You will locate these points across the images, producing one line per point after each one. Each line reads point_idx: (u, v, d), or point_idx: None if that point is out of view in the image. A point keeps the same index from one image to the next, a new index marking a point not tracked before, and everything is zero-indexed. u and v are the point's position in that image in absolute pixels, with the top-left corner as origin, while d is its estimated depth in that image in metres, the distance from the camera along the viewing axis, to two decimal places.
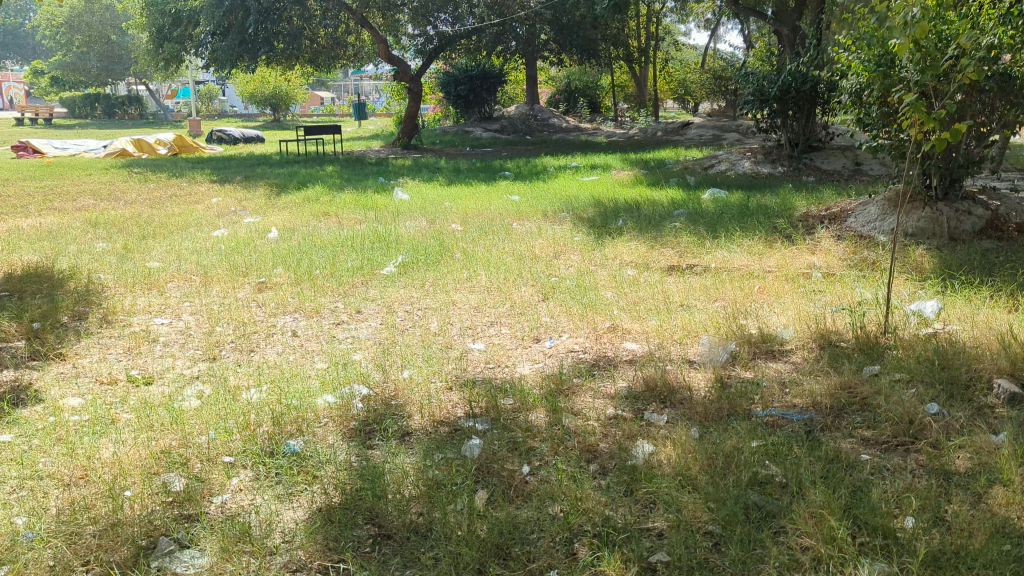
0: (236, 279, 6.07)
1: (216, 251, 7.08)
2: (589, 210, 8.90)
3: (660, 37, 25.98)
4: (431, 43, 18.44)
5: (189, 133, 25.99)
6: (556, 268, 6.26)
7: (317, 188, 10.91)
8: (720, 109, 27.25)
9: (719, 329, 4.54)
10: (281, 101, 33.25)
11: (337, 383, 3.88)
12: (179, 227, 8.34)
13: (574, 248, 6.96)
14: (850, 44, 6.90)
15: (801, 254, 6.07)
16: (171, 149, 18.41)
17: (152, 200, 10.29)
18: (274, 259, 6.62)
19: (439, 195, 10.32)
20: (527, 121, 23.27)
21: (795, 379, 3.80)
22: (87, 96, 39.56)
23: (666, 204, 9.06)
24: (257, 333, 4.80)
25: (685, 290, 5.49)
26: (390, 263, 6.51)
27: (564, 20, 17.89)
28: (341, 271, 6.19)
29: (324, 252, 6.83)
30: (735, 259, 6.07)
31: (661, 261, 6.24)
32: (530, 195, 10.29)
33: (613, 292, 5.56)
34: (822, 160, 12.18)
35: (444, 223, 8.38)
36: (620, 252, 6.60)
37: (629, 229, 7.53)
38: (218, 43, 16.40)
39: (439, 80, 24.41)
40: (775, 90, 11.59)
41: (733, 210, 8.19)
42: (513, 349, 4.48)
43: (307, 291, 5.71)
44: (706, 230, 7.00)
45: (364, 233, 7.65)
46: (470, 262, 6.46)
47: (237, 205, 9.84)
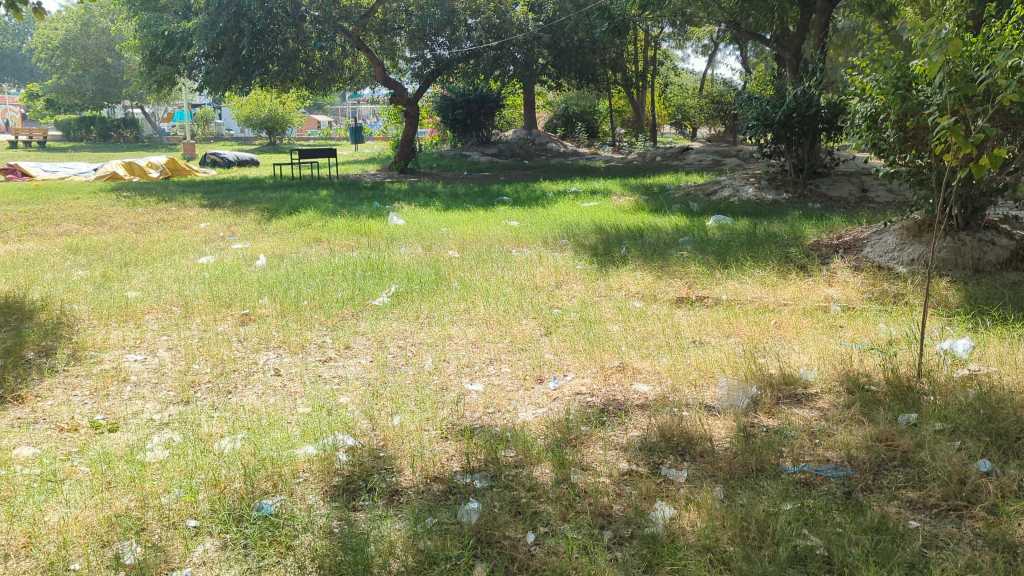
0: (219, 310, 5.72)
1: (200, 280, 6.73)
2: (590, 237, 8.59)
3: (658, 62, 25.86)
4: (428, 67, 18.12)
5: (183, 156, 25.75)
6: (558, 299, 5.93)
7: (310, 213, 10.60)
8: (719, 134, 27.08)
9: (737, 370, 4.20)
10: (277, 124, 33.09)
11: (321, 430, 3.52)
12: (164, 253, 8.01)
13: (576, 277, 6.63)
14: (865, 67, 6.60)
15: (817, 286, 5.75)
16: (163, 173, 18.12)
17: (138, 225, 9.96)
18: (261, 288, 6.28)
19: (435, 220, 10.00)
20: (525, 145, 23.05)
21: (826, 428, 3.45)
22: (82, 118, 39.33)
23: (670, 230, 8.76)
24: (236, 372, 4.44)
25: (697, 324, 5.15)
26: (384, 292, 6.17)
27: (563, 44, 18.19)
28: (330, 302, 5.85)
29: (313, 280, 6.50)
30: (747, 291, 5.74)
31: (669, 291, 5.91)
32: (529, 221, 9.97)
33: (620, 325, 5.23)
34: (828, 186, 11.88)
35: (440, 250, 8.06)
36: (625, 282, 6.27)
37: (633, 258, 7.21)
38: (211, 65, 16.14)
39: (436, 104, 24.22)
40: (780, 115, 11.32)
41: (740, 238, 7.89)
42: (514, 391, 4.13)
43: (294, 324, 5.37)
44: (714, 259, 6.68)
45: (357, 260, 7.31)
46: (467, 292, 6.13)
47: (226, 230, 9.52)
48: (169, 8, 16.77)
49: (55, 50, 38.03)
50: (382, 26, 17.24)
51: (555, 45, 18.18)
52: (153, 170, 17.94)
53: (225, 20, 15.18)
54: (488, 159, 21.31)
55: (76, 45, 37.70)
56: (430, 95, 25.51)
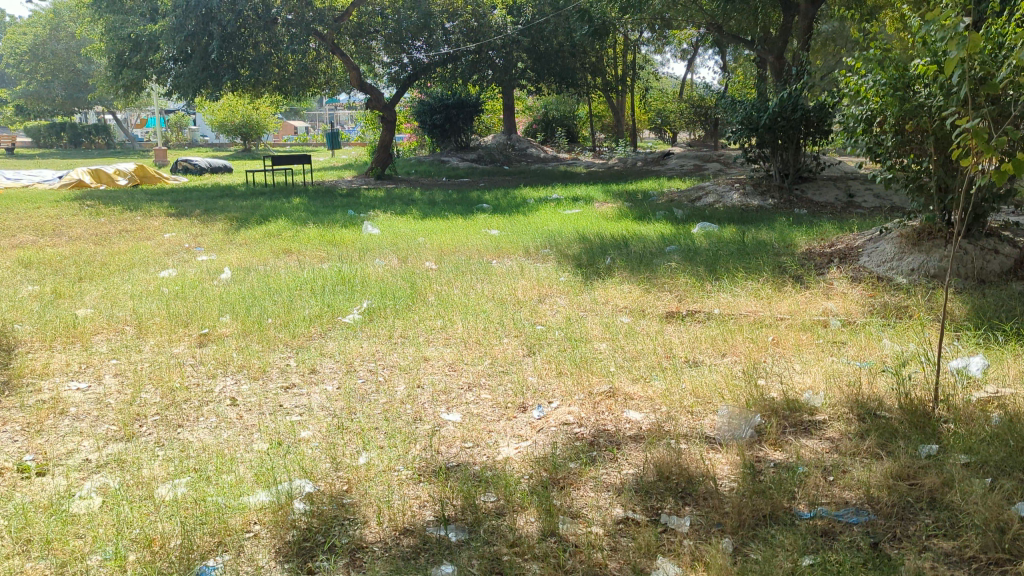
0: (177, 330, 5.31)
1: (159, 296, 6.30)
2: (574, 246, 8.25)
3: (638, 66, 25.65)
4: (406, 71, 17.70)
5: (155, 163, 25.18)
6: (541, 315, 5.57)
7: (281, 222, 10.19)
8: (700, 138, 26.89)
9: (737, 395, 3.85)
10: (252, 130, 32.56)
11: (277, 472, 3.13)
12: (123, 266, 7.57)
13: (559, 291, 6.28)
14: (861, 69, 6.30)
15: (815, 298, 5.43)
16: (131, 180, 17.57)
17: (99, 236, 9.48)
18: (222, 304, 5.86)
19: (412, 229, 9.61)
20: (505, 151, 22.73)
21: (841, 464, 3.10)
22: (53, 124, 38.58)
23: (656, 239, 8.44)
24: (188, 402, 4.03)
25: (690, 343, 4.81)
26: (355, 309, 5.79)
27: (542, 47, 17.82)
28: (296, 320, 5.45)
29: (279, 296, 6.10)
30: (740, 306, 5.41)
31: (658, 306, 5.57)
32: (510, 230, 9.61)
33: (607, 344, 4.88)
34: (814, 192, 11.56)
35: (416, 261, 7.67)
36: (611, 295, 5.92)
37: (619, 269, 6.86)
38: (180, 70, 15.67)
39: (414, 109, 23.84)
40: (766, 118, 11.04)
41: (729, 247, 7.57)
42: (493, 421, 3.75)
43: (257, 345, 4.97)
44: (703, 270, 6.35)
45: (327, 273, 6.91)
46: (444, 307, 5.75)
47: (191, 241, 9.08)
48: (135, 11, 16.24)
49: (23, 55, 36.98)
50: (358, 29, 16.83)
51: (534, 48, 17.78)
52: (121, 177, 17.39)
53: (194, 23, 14.73)
54: (468, 165, 20.95)
55: (46, 50, 36.83)
56: (408, 100, 25.12)
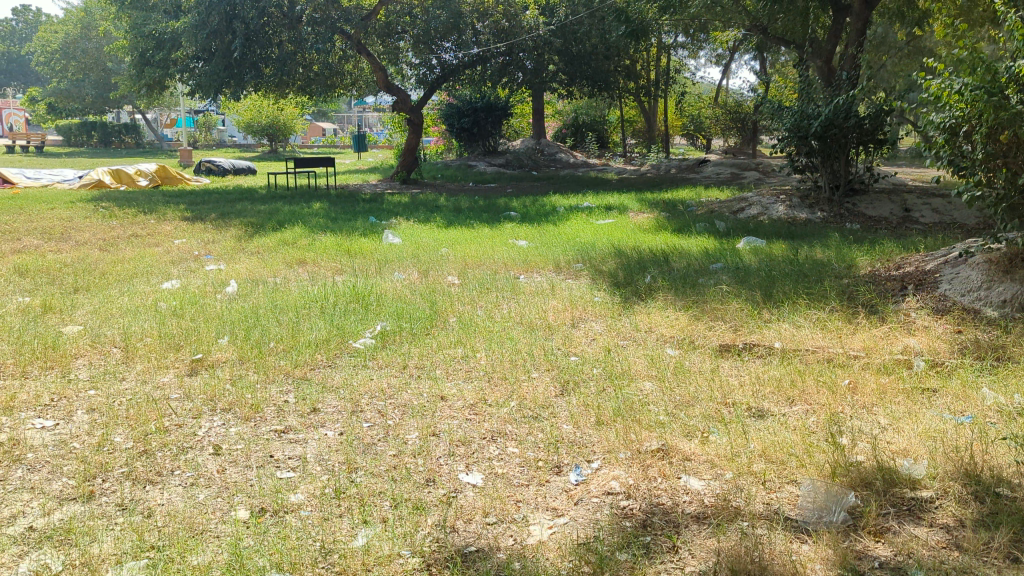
0: (168, 354, 4.72)
1: (156, 311, 5.73)
2: (609, 261, 7.59)
3: (674, 70, 24.91)
4: (434, 73, 17.09)
5: (180, 162, 24.86)
6: (577, 343, 4.93)
7: (298, 228, 9.63)
8: (735, 145, 26.12)
9: (818, 461, 3.18)
10: (278, 130, 32.27)
11: (254, 558, 2.52)
12: (124, 276, 7.01)
13: (595, 314, 5.63)
14: (944, 71, 5.58)
15: (892, 334, 4.73)
16: (152, 181, 17.16)
17: (104, 241, 8.97)
18: (221, 324, 5.27)
19: (435, 239, 9.01)
20: (534, 156, 22.13)
21: (966, 569, 2.44)
22: (83, 123, 38.65)
23: (699, 255, 7.76)
24: (164, 450, 3.42)
25: (751, 386, 4.14)
26: (367, 332, 5.18)
27: (575, 49, 17.23)
28: (302, 345, 4.85)
29: (284, 315, 5.50)
30: (805, 340, 4.72)
31: (710, 337, 4.90)
32: (539, 241, 8.98)
33: (654, 384, 4.21)
34: (866, 205, 10.77)
35: (438, 276, 7.06)
36: (655, 322, 5.26)
37: (661, 291, 6.20)
38: (203, 68, 15.23)
39: (442, 112, 23.31)
40: (817, 126, 10.30)
41: (782, 266, 6.86)
42: (521, 486, 3.11)
43: (256, 377, 4.37)
44: (759, 295, 5.66)
45: (340, 288, 6.32)
46: (467, 332, 5.12)
47: (201, 248, 8.53)
48: (159, 7, 15.82)
49: (54, 53, 37.27)
50: (385, 29, 16.38)
51: (566, 51, 17.22)
52: (142, 178, 16.99)
53: (217, 19, 14.26)
54: (495, 170, 20.37)
55: (76, 49, 36.75)
56: (436, 102, 24.58)
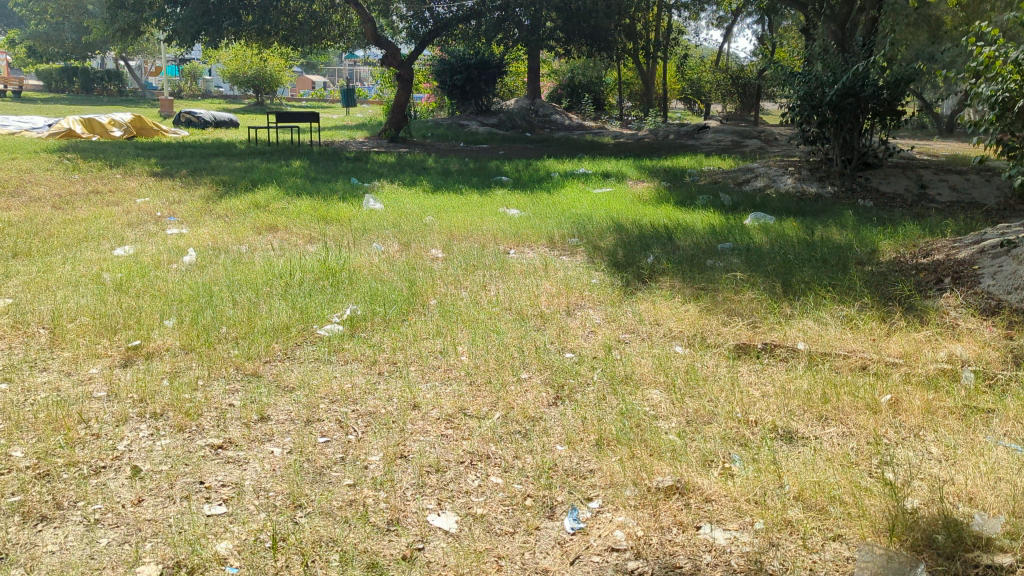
0: (101, 340, 4.08)
1: (97, 284, 5.06)
2: (607, 236, 6.98)
3: (675, 32, 24.07)
4: (425, 26, 16.57)
5: (161, 113, 23.95)
6: (572, 338, 4.33)
7: (272, 188, 8.95)
8: (735, 111, 25.41)
9: (869, 510, 2.60)
10: (265, 82, 31.19)
11: None
12: (72, 239, 6.32)
13: (593, 302, 5.03)
14: (999, 36, 4.92)
15: (933, 337, 4.14)
16: (127, 132, 16.29)
17: (60, 198, 8.23)
18: (168, 303, 4.63)
19: (419, 205, 8.33)
20: (528, 116, 21.35)
21: None
22: (64, 68, 37.51)
23: (704, 232, 7.16)
24: (72, 472, 2.81)
25: (776, 398, 3.55)
26: (335, 317, 4.56)
27: (574, 6, 15.98)
28: (257, 333, 4.22)
29: (242, 294, 4.86)
30: (834, 342, 4.13)
31: (724, 334, 4.30)
32: (532, 210, 8.35)
33: (663, 393, 3.62)
34: (880, 180, 10.15)
35: (420, 249, 6.44)
36: (661, 314, 4.66)
37: (667, 275, 5.58)
38: (179, 13, 14.35)
39: (434, 68, 22.45)
40: (833, 94, 9.60)
41: (797, 249, 6.24)
42: (504, 535, 2.52)
43: (199, 371, 3.75)
44: (777, 284, 5.05)
45: (309, 261, 5.68)
46: (449, 321, 4.50)
47: (165, 209, 7.85)
48: None
49: None
50: None
51: (565, 8, 16.08)
52: (116, 128, 16.11)
53: None
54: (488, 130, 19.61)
55: None
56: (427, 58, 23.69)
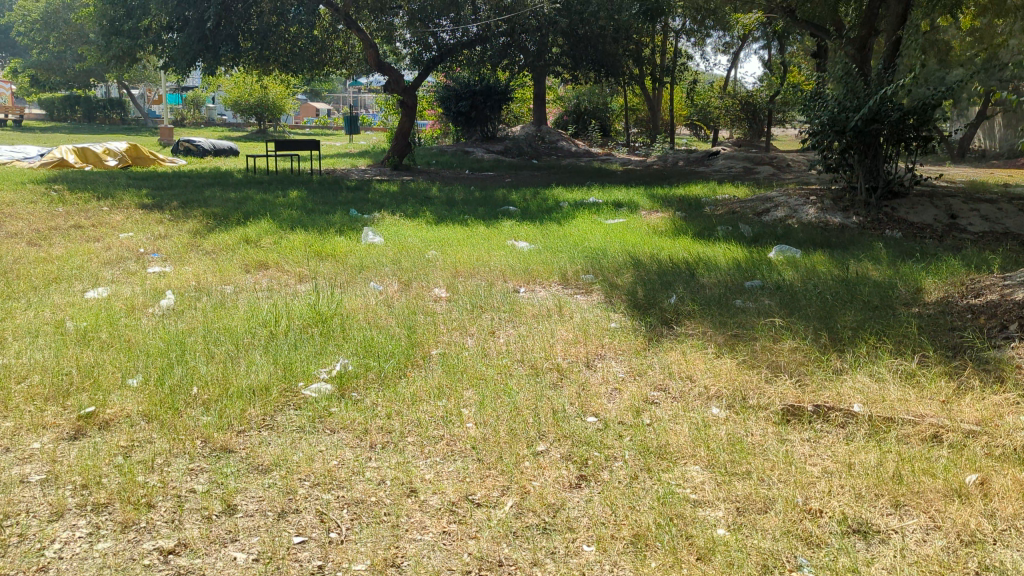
0: (48, 407, 3.54)
1: (59, 335, 4.54)
2: (624, 272, 6.45)
3: (682, 57, 23.74)
4: (429, 52, 16.04)
5: (161, 141, 23.60)
6: (595, 399, 3.77)
7: (266, 221, 8.46)
8: (745, 137, 24.99)
9: None
10: (267, 110, 30.96)
11: None
12: (43, 280, 5.81)
13: (615, 351, 4.49)
14: None
15: (1013, 399, 3.57)
16: (122, 161, 15.86)
17: (39, 233, 7.76)
18: (135, 358, 4.09)
19: (422, 238, 7.82)
20: (534, 143, 20.94)
21: None
22: (67, 97, 37.35)
23: (728, 267, 6.63)
24: None
25: (842, 478, 2.99)
26: (322, 372, 4.02)
27: (580, 30, 15.61)
28: (231, 395, 3.67)
29: (220, 346, 4.32)
30: (898, 404, 3.57)
31: (769, 394, 3.74)
32: (541, 243, 7.84)
33: (707, 473, 3.05)
34: (907, 208, 9.62)
35: (422, 288, 5.91)
36: (693, 368, 4.10)
37: (693, 318, 5.04)
38: (176, 39, 14.00)
39: (438, 95, 22.11)
40: (858, 119, 9.10)
41: (835, 287, 5.70)
42: None
43: (158, 445, 3.20)
44: (821, 331, 4.51)
45: (298, 305, 5.14)
46: (453, 378, 3.95)
47: (150, 245, 7.35)
48: None
49: (35, 23, 35.84)
50: (378, 4, 14.90)
51: (572, 32, 15.68)
52: (111, 157, 15.69)
53: None
54: (493, 157, 19.18)
55: (58, 19, 35.30)
56: (431, 84, 23.35)
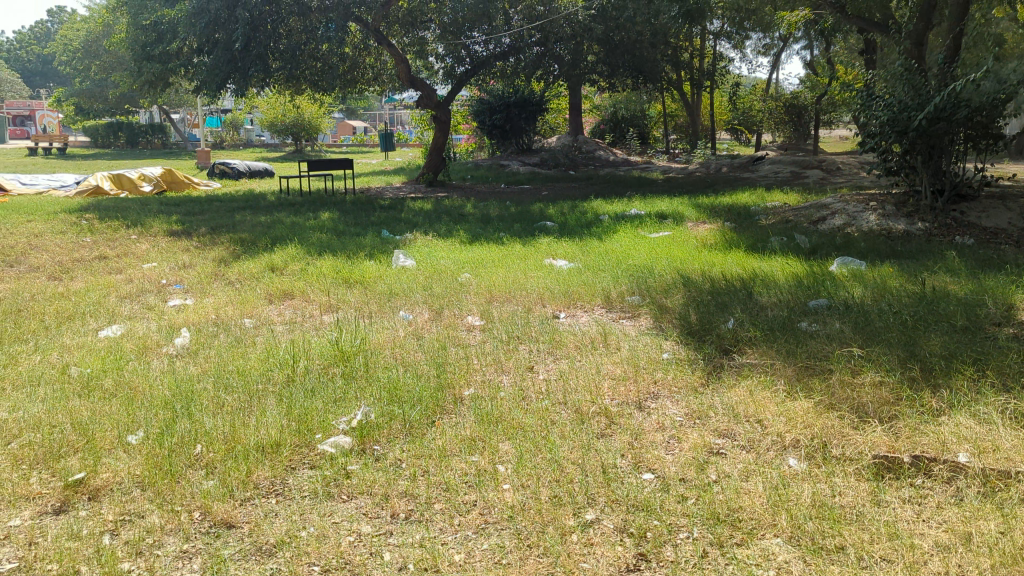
0: (35, 474, 3.13)
1: (61, 382, 4.17)
2: (674, 293, 5.93)
3: (721, 61, 23.09)
4: (462, 64, 15.46)
5: (199, 164, 23.62)
6: (651, 451, 3.26)
7: (294, 247, 8.12)
8: (789, 140, 24.22)
9: None
10: (303, 130, 31.03)
11: None
12: (56, 319, 5.48)
13: (671, 389, 3.98)
14: None
15: None
16: (157, 186, 15.77)
17: (61, 265, 7.50)
18: (137, 410, 3.69)
19: (454, 260, 7.40)
20: (571, 154, 20.47)
21: None
22: (110, 123, 37.97)
23: (788, 284, 6.07)
24: None
25: (961, 555, 2.45)
26: (341, 423, 3.58)
27: (616, 37, 15.03)
28: (237, 455, 3.24)
29: (232, 393, 3.91)
30: (1012, 454, 3.01)
31: (857, 443, 3.20)
32: (582, 261, 7.37)
33: (793, 549, 2.54)
34: (977, 212, 8.93)
35: (454, 317, 5.47)
36: (764, 410, 3.57)
37: (756, 347, 4.51)
38: (206, 62, 13.81)
39: (472, 109, 21.78)
40: (922, 119, 8.44)
41: (911, 306, 5.12)
42: None
43: (149, 520, 2.78)
44: (907, 362, 3.95)
45: (321, 341, 4.73)
46: (486, 428, 3.49)
47: (173, 275, 7.04)
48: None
49: (77, 52, 36.49)
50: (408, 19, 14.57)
51: (607, 39, 15.13)
52: (145, 182, 15.61)
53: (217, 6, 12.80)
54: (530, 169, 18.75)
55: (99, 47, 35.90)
56: (466, 98, 23.05)
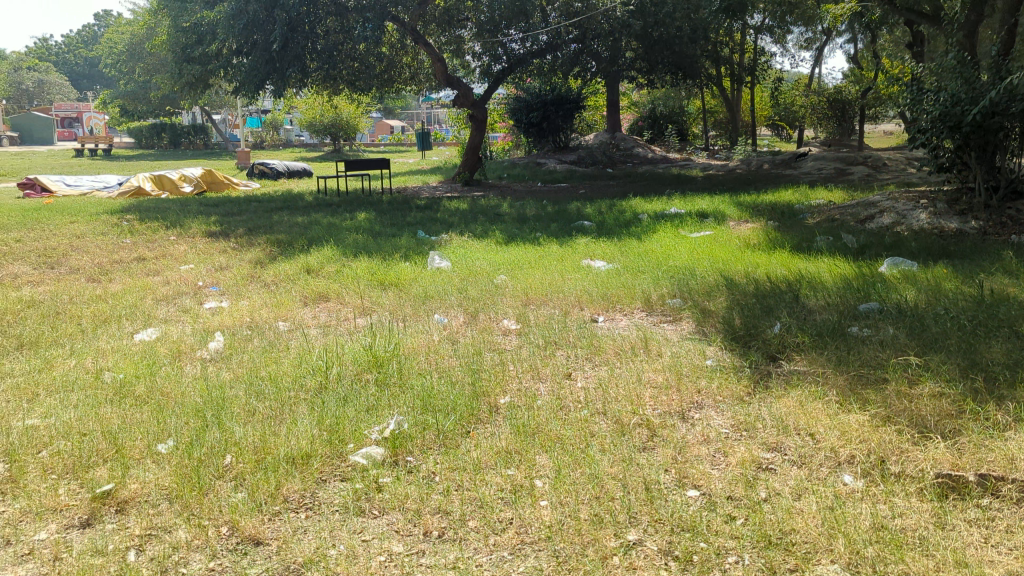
0: (64, 485, 3.08)
1: (94, 388, 4.13)
2: (717, 295, 5.74)
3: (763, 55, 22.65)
4: (499, 62, 15.39)
5: (239, 165, 23.83)
6: (697, 466, 3.10)
7: (329, 248, 8.07)
8: (833, 136, 23.67)
9: None
10: (341, 129, 31.20)
11: None
12: (92, 322, 5.48)
13: (716, 399, 3.80)
14: None
15: None
16: (197, 187, 15.91)
17: (101, 267, 7.54)
18: (168, 418, 3.62)
19: (490, 262, 7.29)
20: (608, 151, 20.25)
21: None
22: (153, 124, 38.61)
23: (836, 286, 5.84)
24: None
25: None
26: (374, 433, 3.48)
27: (655, 33, 14.70)
28: (267, 467, 3.15)
29: (263, 401, 3.83)
30: None
31: (918, 460, 3.00)
32: (620, 262, 7.21)
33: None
34: None
35: (490, 321, 5.35)
36: (815, 422, 3.39)
37: (806, 354, 4.31)
38: (244, 63, 13.86)
39: (509, 107, 21.65)
40: (976, 113, 8.10)
41: (969, 310, 4.87)
42: None
43: (175, 536, 2.70)
44: (969, 373, 3.73)
45: (354, 345, 4.64)
46: (523, 440, 3.35)
47: (209, 277, 7.02)
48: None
49: (121, 55, 37.14)
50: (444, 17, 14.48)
51: (646, 35, 14.79)
52: (186, 183, 15.77)
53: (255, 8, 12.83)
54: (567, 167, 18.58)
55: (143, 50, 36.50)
56: (503, 96, 22.93)
